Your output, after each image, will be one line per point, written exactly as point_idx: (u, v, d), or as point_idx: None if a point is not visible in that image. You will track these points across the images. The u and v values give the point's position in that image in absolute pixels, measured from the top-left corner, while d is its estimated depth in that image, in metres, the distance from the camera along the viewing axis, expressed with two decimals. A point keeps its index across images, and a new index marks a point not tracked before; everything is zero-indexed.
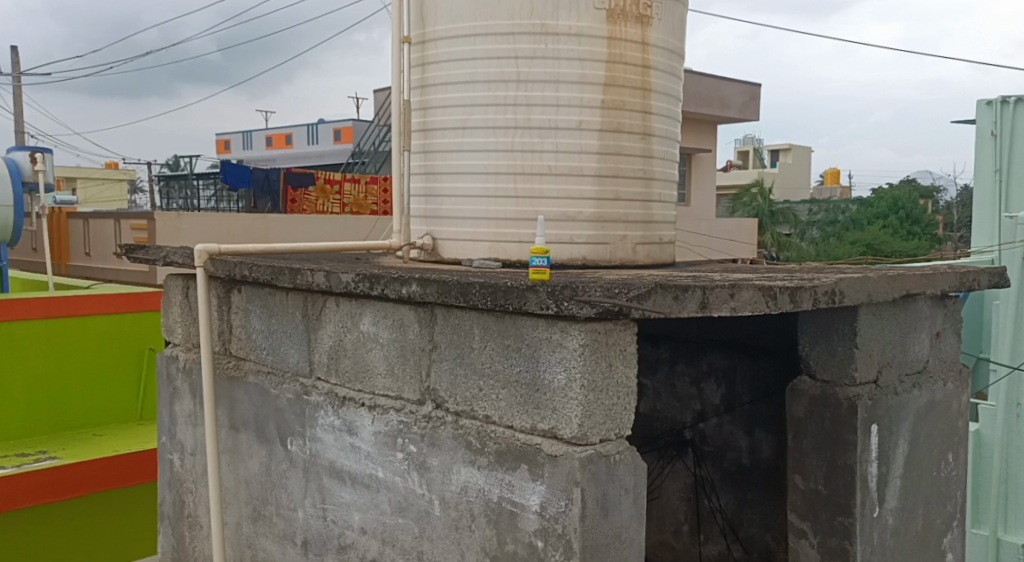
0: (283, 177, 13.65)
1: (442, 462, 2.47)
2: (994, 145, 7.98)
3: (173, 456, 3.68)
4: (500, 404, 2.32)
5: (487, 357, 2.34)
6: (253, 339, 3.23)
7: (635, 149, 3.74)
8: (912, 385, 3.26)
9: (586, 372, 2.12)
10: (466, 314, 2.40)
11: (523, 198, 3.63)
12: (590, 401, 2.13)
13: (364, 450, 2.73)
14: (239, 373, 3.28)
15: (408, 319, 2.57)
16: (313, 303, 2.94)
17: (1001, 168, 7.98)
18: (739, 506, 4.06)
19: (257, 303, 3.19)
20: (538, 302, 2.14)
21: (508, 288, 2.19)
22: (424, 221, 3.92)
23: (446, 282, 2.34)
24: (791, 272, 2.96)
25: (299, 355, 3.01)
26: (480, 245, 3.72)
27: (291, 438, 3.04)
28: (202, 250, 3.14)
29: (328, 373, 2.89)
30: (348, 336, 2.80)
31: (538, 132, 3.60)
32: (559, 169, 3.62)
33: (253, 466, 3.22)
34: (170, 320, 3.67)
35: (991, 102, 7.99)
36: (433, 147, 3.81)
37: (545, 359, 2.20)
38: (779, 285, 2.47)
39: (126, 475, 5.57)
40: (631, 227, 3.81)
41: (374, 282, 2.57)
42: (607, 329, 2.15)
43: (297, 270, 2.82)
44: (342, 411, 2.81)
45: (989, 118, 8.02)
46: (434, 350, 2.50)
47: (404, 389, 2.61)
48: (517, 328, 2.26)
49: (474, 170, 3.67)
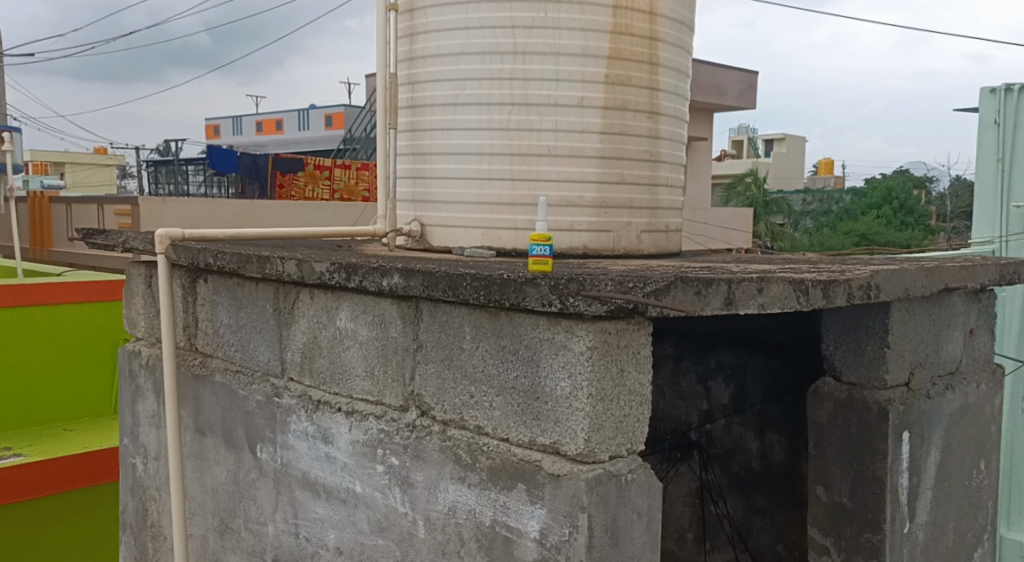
0: (271, 163, 13.29)
1: (427, 477, 2.17)
2: (996, 133, 7.08)
3: (136, 460, 3.40)
4: (493, 413, 2.02)
5: (479, 360, 2.04)
6: (220, 334, 2.93)
7: (641, 129, 3.44)
8: (945, 388, 2.93)
9: (595, 379, 1.83)
10: (455, 309, 2.09)
11: (519, 180, 3.32)
12: (598, 412, 1.84)
13: (340, 460, 2.43)
14: (206, 372, 2.98)
15: (390, 315, 2.27)
16: (284, 295, 2.63)
17: (1004, 157, 7.00)
18: (748, 513, 3.77)
19: (225, 294, 2.89)
20: (540, 297, 1.84)
21: (504, 281, 1.89)
22: (411, 205, 3.60)
23: (432, 273, 2.05)
24: (815, 264, 2.66)
25: (270, 354, 2.71)
26: (472, 233, 3.41)
27: (261, 445, 2.74)
28: (163, 234, 2.85)
29: (301, 374, 2.59)
30: (323, 333, 2.49)
31: (536, 109, 3.30)
32: (558, 149, 3.31)
33: (220, 474, 2.93)
34: (133, 312, 3.39)
35: (993, 90, 7.08)
36: (421, 124, 3.49)
37: (546, 363, 1.90)
38: (810, 278, 2.17)
39: (96, 474, 5.23)
40: (636, 213, 3.51)
41: (351, 272, 2.26)
42: (618, 329, 1.85)
43: (266, 258, 2.52)
44: (316, 416, 2.51)
45: (993, 106, 7.14)
46: (420, 350, 2.20)
47: (385, 394, 2.31)
48: (515, 327, 1.96)
49: (465, 151, 3.36)
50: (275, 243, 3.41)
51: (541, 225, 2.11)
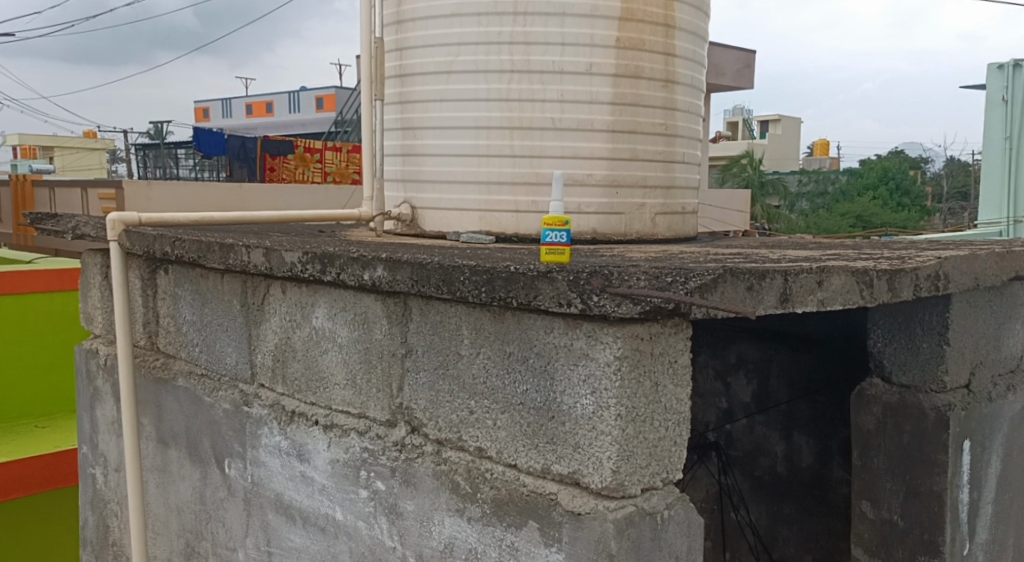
0: (259, 145, 12.87)
1: (420, 507, 1.83)
2: (1006, 109, 9.73)
3: (96, 471, 3.04)
4: (498, 434, 1.67)
5: (480, 370, 1.70)
6: (184, 333, 2.57)
7: (656, 99, 3.08)
8: (1006, 389, 2.58)
9: (624, 397, 1.48)
10: (451, 307, 1.75)
11: (521, 156, 2.96)
12: (629, 437, 1.49)
13: (318, 482, 2.08)
14: (168, 375, 2.62)
15: (374, 314, 1.92)
16: (253, 289, 2.27)
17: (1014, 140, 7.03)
18: (773, 521, 3.43)
19: (187, 288, 2.53)
20: (555, 296, 1.48)
21: (511, 275, 1.54)
22: (400, 186, 3.24)
23: (423, 265, 1.69)
24: (866, 253, 2.31)
25: (238, 356, 2.35)
26: (468, 217, 3.04)
27: (228, 460, 2.38)
28: (116, 218, 2.51)
29: (273, 380, 2.24)
30: (298, 334, 2.14)
31: (538, 77, 2.94)
32: (564, 122, 2.95)
33: (185, 491, 2.57)
34: (89, 306, 3.04)
35: (1003, 67, 9.62)
36: (411, 96, 3.13)
37: (563, 375, 1.55)
38: (873, 267, 1.83)
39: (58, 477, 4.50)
40: (651, 193, 3.15)
41: (327, 264, 1.91)
42: (652, 333, 1.51)
43: (229, 246, 2.16)
44: (289, 430, 2.16)
45: (1002, 82, 9.74)
46: (410, 356, 1.85)
47: (369, 406, 1.96)
48: (523, 331, 1.61)
49: (461, 124, 2.99)
50: (248, 228, 3.05)
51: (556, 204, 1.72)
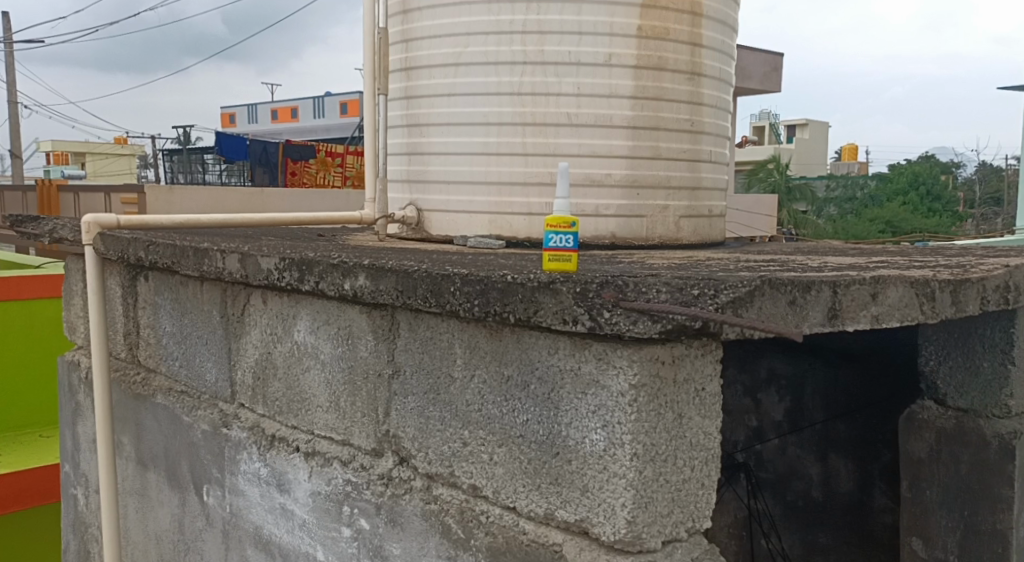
0: (281, 150, 12.77)
1: (407, 552, 1.59)
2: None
3: (78, 492, 2.83)
4: (494, 471, 1.44)
5: (475, 396, 1.46)
6: (164, 345, 2.31)
7: (682, 93, 2.84)
8: None
9: (642, 433, 1.24)
10: (443, 322, 1.51)
11: (535, 155, 2.72)
12: (647, 480, 1.25)
13: (298, 517, 1.85)
14: (146, 391, 2.36)
15: (358, 329, 1.69)
16: (233, 299, 2.03)
17: None
18: (808, 551, 3.17)
19: (166, 297, 2.27)
20: (559, 311, 1.24)
21: (507, 286, 1.31)
22: (405, 187, 3.00)
23: (410, 274, 1.46)
24: (921, 261, 2.04)
25: (218, 372, 2.11)
26: (477, 220, 2.81)
27: (207, 487, 2.14)
28: (90, 220, 2.32)
29: (253, 400, 2.01)
30: (278, 349, 1.91)
31: (553, 69, 2.70)
32: (580, 117, 2.71)
33: (163, 518, 2.33)
34: (71, 315, 2.83)
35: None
36: (417, 90, 2.90)
37: (569, 405, 1.31)
38: (935, 277, 1.59)
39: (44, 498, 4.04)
40: (675, 194, 2.90)
41: (306, 272, 1.69)
42: (675, 357, 1.27)
43: (204, 251, 1.94)
44: (269, 456, 1.93)
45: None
46: (397, 378, 1.62)
47: (353, 433, 1.73)
48: (523, 352, 1.38)
49: (469, 120, 2.76)
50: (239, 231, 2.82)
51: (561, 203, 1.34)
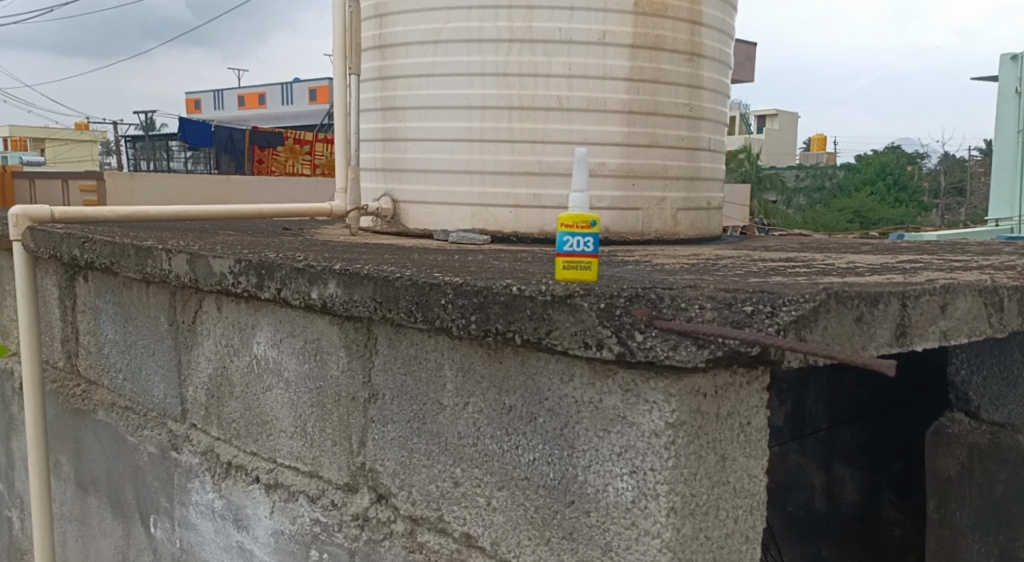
0: (247, 136, 12.37)
1: None
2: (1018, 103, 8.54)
3: (14, 514, 2.54)
4: (493, 518, 1.20)
5: (469, 429, 1.22)
6: (106, 355, 2.03)
7: (681, 76, 2.60)
8: None
9: (680, 482, 1.01)
10: (430, 339, 1.26)
11: (522, 141, 2.47)
12: (685, 539, 1.02)
13: (258, 558, 1.60)
14: (86, 406, 2.08)
15: (327, 344, 1.44)
16: (182, 304, 1.76)
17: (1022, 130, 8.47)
18: None
19: (108, 299, 1.99)
20: (578, 332, 1.01)
21: (514, 300, 1.07)
22: (380, 175, 2.74)
23: (392, 282, 1.22)
24: (959, 262, 1.83)
25: (166, 388, 1.85)
26: (459, 212, 2.55)
27: (154, 518, 1.87)
28: (19, 212, 2.02)
29: (206, 420, 1.74)
30: (235, 364, 1.65)
31: (542, 47, 2.45)
32: (571, 101, 2.46)
33: (106, 550, 2.06)
34: (6, 318, 2.53)
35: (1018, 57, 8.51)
36: (393, 70, 2.63)
37: (588, 446, 1.08)
38: (1001, 284, 1.37)
39: None
40: (672, 184, 2.67)
41: (265, 277, 1.43)
42: (718, 387, 1.04)
43: (147, 250, 1.67)
44: (224, 487, 1.67)
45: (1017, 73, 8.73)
46: (374, 402, 1.37)
47: (323, 465, 1.48)
48: (529, 378, 1.14)
49: (450, 103, 2.50)
50: (195, 224, 2.54)
51: (578, 195, 1.10)
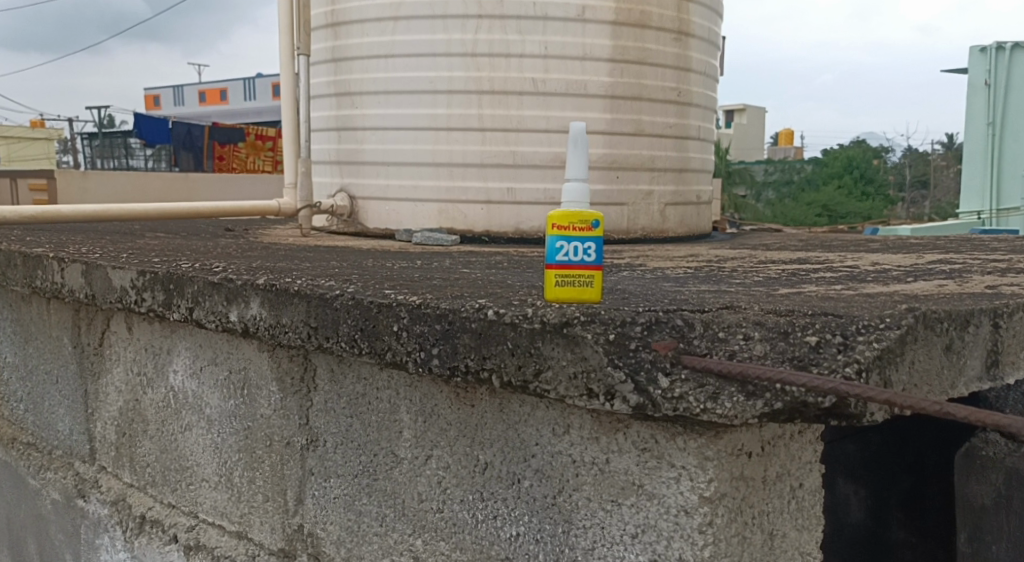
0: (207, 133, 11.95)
1: None
2: None
3: None
4: None
5: (432, 490, 0.95)
6: (5, 382, 1.72)
7: (668, 56, 2.32)
8: None
9: None
10: (382, 372, 0.98)
11: (492, 129, 2.19)
12: None
13: None
14: None
15: (256, 375, 1.15)
16: (88, 324, 1.46)
17: None
18: None
19: (5, 317, 1.68)
20: (579, 373, 0.73)
21: (490, 327, 0.79)
22: (335, 168, 2.44)
23: (329, 301, 0.93)
24: (1003, 264, 1.57)
25: (72, 424, 1.55)
26: (421, 210, 2.26)
27: None
28: None
29: (117, 462, 1.45)
30: (149, 397, 1.36)
31: (514, 23, 2.16)
32: (548, 85, 2.18)
33: None
34: None
35: None
36: (347, 51, 2.34)
37: (591, 522, 0.80)
38: None
39: None
40: (660, 176, 2.39)
41: (175, 293, 1.14)
42: (765, 443, 0.77)
43: (39, 259, 1.37)
44: (138, 547, 1.38)
45: None
46: (314, 450, 1.09)
47: (253, 524, 1.20)
48: (510, 429, 0.86)
49: (412, 87, 2.22)
50: (121, 226, 2.24)
51: (574, 188, 0.83)
